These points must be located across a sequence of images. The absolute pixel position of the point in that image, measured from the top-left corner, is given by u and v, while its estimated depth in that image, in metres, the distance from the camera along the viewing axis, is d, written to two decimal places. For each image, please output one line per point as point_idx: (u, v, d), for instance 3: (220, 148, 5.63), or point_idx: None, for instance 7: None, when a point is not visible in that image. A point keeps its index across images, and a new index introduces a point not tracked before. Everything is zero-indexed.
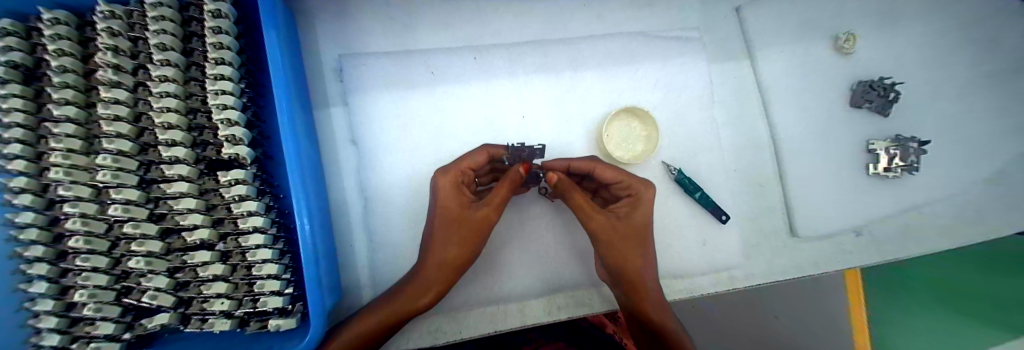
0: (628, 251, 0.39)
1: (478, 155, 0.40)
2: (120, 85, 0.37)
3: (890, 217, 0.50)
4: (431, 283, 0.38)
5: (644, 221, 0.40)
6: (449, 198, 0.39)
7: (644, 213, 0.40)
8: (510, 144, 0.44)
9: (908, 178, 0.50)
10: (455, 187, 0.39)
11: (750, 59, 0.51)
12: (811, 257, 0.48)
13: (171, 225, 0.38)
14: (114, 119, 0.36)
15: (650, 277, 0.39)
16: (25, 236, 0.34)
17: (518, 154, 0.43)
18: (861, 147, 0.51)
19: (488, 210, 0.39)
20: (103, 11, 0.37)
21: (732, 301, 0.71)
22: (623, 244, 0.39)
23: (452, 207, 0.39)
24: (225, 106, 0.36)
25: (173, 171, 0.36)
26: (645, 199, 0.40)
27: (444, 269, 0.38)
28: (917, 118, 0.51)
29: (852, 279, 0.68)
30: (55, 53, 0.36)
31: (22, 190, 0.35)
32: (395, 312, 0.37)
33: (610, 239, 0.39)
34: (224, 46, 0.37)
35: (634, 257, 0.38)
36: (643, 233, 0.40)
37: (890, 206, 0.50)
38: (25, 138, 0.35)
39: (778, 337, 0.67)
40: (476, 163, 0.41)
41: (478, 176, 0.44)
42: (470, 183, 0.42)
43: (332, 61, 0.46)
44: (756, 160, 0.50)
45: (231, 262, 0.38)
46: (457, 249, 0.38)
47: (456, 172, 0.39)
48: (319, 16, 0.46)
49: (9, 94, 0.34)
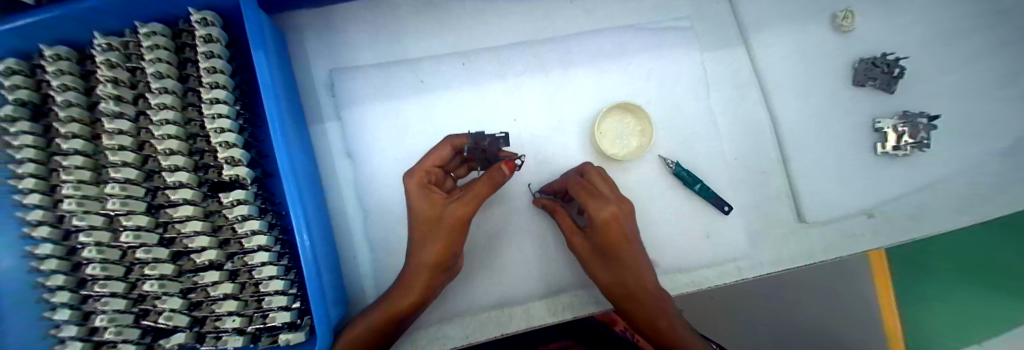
0: (599, 271, 0.37)
1: (441, 151, 0.38)
2: (122, 115, 0.38)
3: (901, 197, 0.48)
4: (415, 282, 0.37)
5: (612, 241, 0.36)
6: (418, 197, 0.38)
7: (607, 232, 0.36)
8: (473, 134, 0.39)
9: (919, 156, 0.48)
10: (422, 186, 0.38)
11: (746, 43, 0.50)
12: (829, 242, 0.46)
13: (181, 248, 0.39)
14: (120, 149, 0.38)
15: (643, 293, 0.35)
16: (46, 267, 0.35)
17: (478, 147, 0.37)
18: (867, 126, 0.49)
19: (461, 208, 0.37)
20: (101, 43, 0.37)
21: (762, 296, 0.68)
22: (596, 264, 0.37)
23: (423, 207, 0.38)
24: (222, 130, 0.37)
25: (178, 195, 0.37)
26: (597, 217, 0.35)
27: (425, 268, 0.37)
28: (926, 91, 0.49)
29: (884, 291, 0.65)
30: (59, 88, 0.37)
31: (39, 223, 0.36)
32: (385, 317, 0.36)
33: (582, 259, 0.38)
34: (217, 70, 0.37)
35: (604, 277, 0.36)
36: (614, 252, 0.36)
37: (900, 185, 0.48)
38: (38, 172, 0.36)
39: (801, 324, 0.66)
40: (442, 159, 0.39)
41: (452, 169, 0.42)
42: (442, 180, 0.41)
43: (324, 76, 0.47)
44: (757, 146, 0.49)
45: (239, 281, 0.39)
46: (434, 248, 0.37)
47: (422, 172, 0.39)
48: (309, 35, 0.47)
49: (21, 132, 0.36)
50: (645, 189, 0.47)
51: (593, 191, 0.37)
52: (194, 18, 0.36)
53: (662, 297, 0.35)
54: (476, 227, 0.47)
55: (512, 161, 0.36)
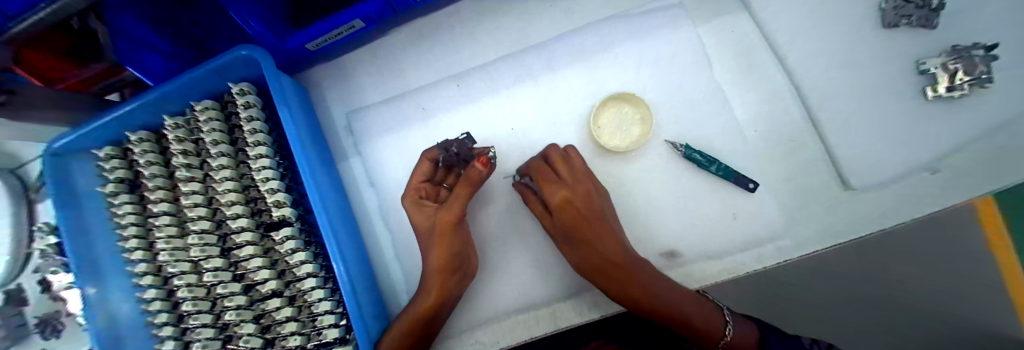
0: (567, 248, 0.40)
1: (421, 166, 0.43)
2: (193, 178, 0.47)
3: (984, 140, 0.39)
4: (431, 287, 0.40)
5: (570, 223, 0.39)
6: (415, 214, 0.43)
7: (565, 215, 0.38)
8: (440, 144, 0.43)
9: (1001, 88, 0.39)
10: (415, 202, 0.43)
11: (746, 6, 0.46)
12: (893, 204, 0.39)
13: (250, 282, 0.46)
14: (195, 206, 0.46)
15: (607, 263, 0.37)
16: (153, 307, 0.45)
17: (451, 152, 0.41)
18: (910, 68, 0.42)
19: (448, 213, 0.40)
20: (169, 124, 0.46)
21: (853, 272, 0.59)
22: (566, 243, 0.40)
23: (420, 220, 0.42)
24: (268, 178, 0.43)
25: (242, 238, 0.44)
26: (551, 202, 0.39)
27: (436, 274, 0.40)
28: (999, 10, 0.40)
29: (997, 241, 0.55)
30: (145, 164, 0.46)
31: (144, 273, 0.46)
32: (412, 324, 0.40)
33: (556, 240, 0.41)
34: (258, 130, 0.44)
35: (572, 252, 0.40)
36: (575, 230, 0.38)
37: (982, 126, 0.39)
38: (138, 232, 0.47)
39: (899, 300, 0.58)
40: (425, 174, 0.44)
41: (443, 179, 0.47)
42: (434, 192, 0.45)
43: (342, 120, 0.53)
44: (779, 113, 0.44)
45: (297, 305, 0.45)
46: (437, 254, 0.40)
47: (413, 190, 0.44)
48: (327, 87, 0.53)
49: (124, 202, 0.47)
50: (655, 176, 0.46)
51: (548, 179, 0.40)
52: (234, 91, 0.42)
53: (632, 267, 0.36)
54: (497, 233, 0.49)
55: (485, 158, 0.39)
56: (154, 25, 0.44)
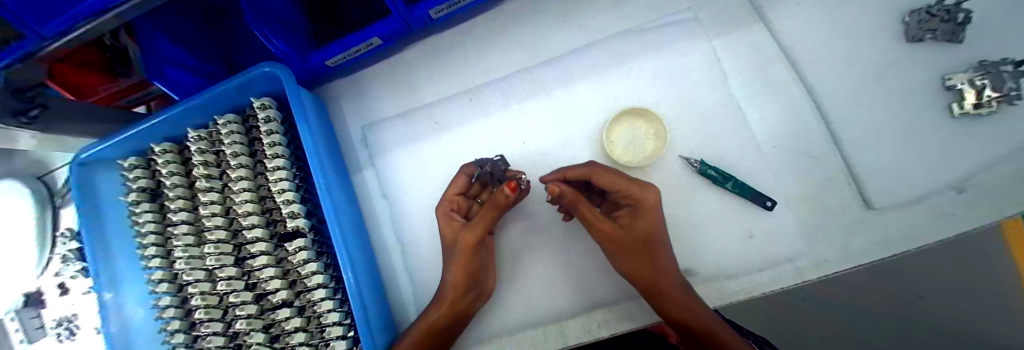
0: (641, 257, 0.37)
1: (457, 181, 0.43)
2: (213, 188, 0.48)
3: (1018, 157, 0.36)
4: (446, 298, 0.41)
5: (650, 229, 0.37)
6: (444, 226, 0.43)
7: (650, 221, 0.37)
8: (477, 161, 0.44)
9: None
10: (446, 214, 0.43)
11: (762, 21, 0.46)
12: (921, 224, 0.37)
13: (261, 291, 0.46)
14: (213, 215, 0.47)
15: (673, 280, 0.36)
16: (168, 314, 0.46)
17: (484, 171, 0.42)
18: (936, 85, 0.40)
19: (471, 233, 0.39)
20: (193, 136, 0.47)
21: (875, 289, 0.56)
22: (636, 252, 0.37)
23: (447, 232, 0.43)
24: (284, 190, 0.44)
25: (256, 248, 0.44)
26: (645, 204, 0.37)
27: (452, 287, 0.40)
28: None
29: None
30: (168, 174, 0.48)
31: (160, 280, 0.47)
32: (427, 330, 0.40)
33: (624, 250, 0.37)
34: (276, 143, 0.45)
35: (649, 261, 0.36)
36: (653, 238, 0.37)
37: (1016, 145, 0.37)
38: (156, 241, 0.48)
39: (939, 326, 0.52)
40: (461, 187, 0.44)
41: (477, 194, 0.46)
42: (466, 206, 0.45)
43: (357, 132, 0.54)
44: (798, 129, 0.43)
45: (306, 315, 0.45)
46: (455, 270, 0.40)
47: (446, 201, 0.44)
48: (344, 101, 0.55)
49: (145, 211, 0.49)
50: (670, 191, 0.46)
51: (634, 180, 0.38)
52: (256, 105, 0.44)
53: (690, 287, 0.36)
54: (507, 248, 0.49)
55: (514, 183, 0.37)
56: (167, 34, 0.45)
